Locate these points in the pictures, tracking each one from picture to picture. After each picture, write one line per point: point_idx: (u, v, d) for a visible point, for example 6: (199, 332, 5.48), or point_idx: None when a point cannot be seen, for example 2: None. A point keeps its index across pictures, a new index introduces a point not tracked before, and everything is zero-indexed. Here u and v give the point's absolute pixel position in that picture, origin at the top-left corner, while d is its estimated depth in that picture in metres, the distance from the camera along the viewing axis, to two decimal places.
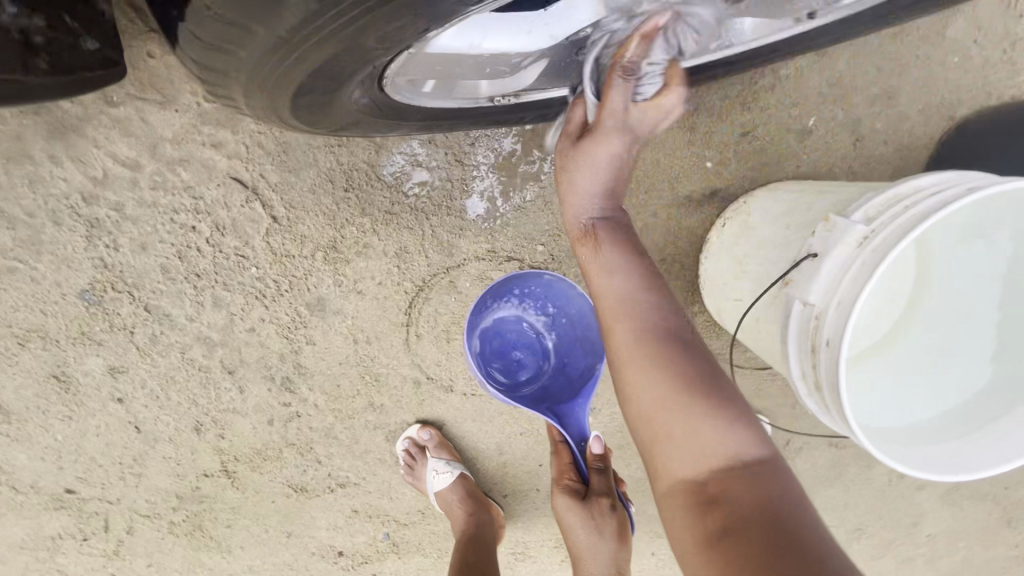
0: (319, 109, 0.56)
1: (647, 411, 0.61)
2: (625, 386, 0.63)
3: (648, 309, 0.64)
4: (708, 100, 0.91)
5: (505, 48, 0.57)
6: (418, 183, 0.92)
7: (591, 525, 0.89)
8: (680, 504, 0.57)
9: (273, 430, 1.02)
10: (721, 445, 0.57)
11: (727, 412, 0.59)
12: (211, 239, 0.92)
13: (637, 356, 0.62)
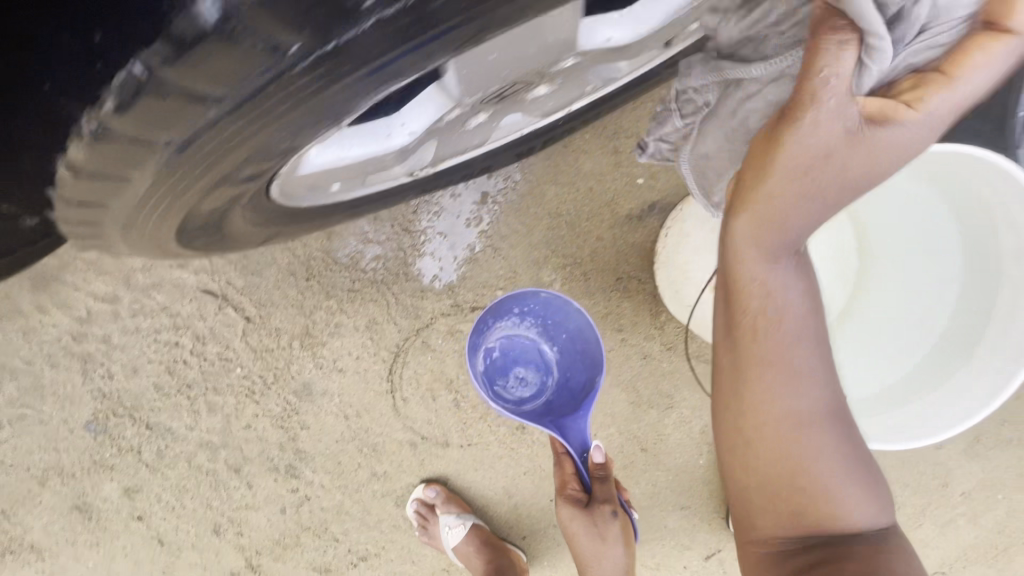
0: (236, 231, 0.61)
1: (768, 468, 0.56)
2: (748, 419, 0.56)
3: (805, 364, 0.54)
4: (626, 122, 0.95)
5: (377, 152, 0.55)
6: (374, 257, 0.97)
7: (597, 533, 0.89)
8: (777, 554, 0.58)
9: (287, 518, 1.05)
10: (843, 508, 0.55)
11: (848, 467, 0.56)
12: (195, 350, 0.98)
13: (779, 423, 0.55)
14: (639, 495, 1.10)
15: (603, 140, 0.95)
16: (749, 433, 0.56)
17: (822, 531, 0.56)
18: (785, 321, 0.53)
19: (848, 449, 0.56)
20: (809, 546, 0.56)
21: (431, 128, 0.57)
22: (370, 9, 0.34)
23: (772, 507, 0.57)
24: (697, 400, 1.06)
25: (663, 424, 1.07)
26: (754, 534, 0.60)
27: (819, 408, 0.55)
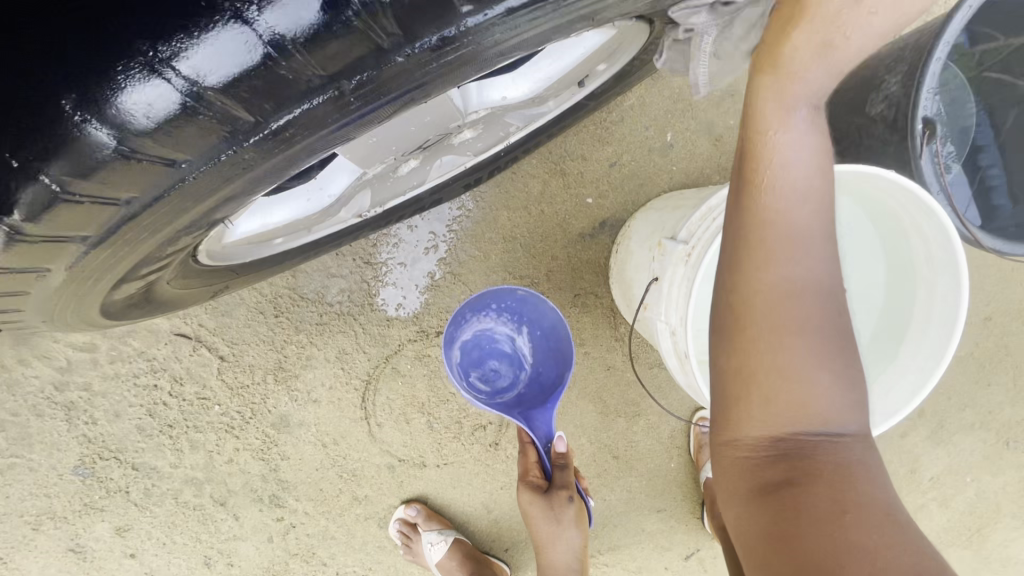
0: (178, 298, 0.64)
1: (752, 363, 0.49)
2: (750, 305, 0.49)
3: (810, 241, 0.48)
4: (571, 145, 0.99)
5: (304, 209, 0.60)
6: (339, 290, 1.01)
7: (555, 519, 0.93)
8: (747, 466, 0.51)
9: (275, 546, 1.09)
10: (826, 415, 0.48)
11: (835, 371, 0.48)
12: (173, 391, 1.02)
13: (769, 308, 0.48)
14: (615, 501, 1.13)
15: (550, 164, 0.99)
16: (742, 323, 0.49)
17: (802, 439, 0.49)
18: (798, 190, 0.47)
19: (847, 351, 0.49)
20: (783, 456, 0.49)
21: (355, 181, 0.61)
22: (188, 166, 0.42)
23: (749, 410, 0.50)
24: (664, 405, 1.09)
25: (633, 431, 1.10)
26: (726, 440, 0.52)
27: (826, 311, 0.48)
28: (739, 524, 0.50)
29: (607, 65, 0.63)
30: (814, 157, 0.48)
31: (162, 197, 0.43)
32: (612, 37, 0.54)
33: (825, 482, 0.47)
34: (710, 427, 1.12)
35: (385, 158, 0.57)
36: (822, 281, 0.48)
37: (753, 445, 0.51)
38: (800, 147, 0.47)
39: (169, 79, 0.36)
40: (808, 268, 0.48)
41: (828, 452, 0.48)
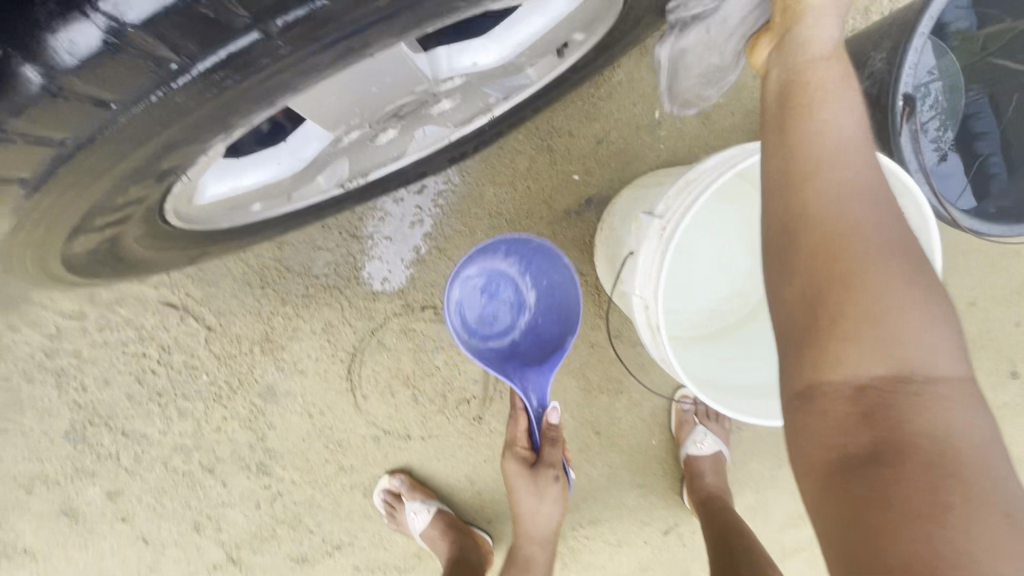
0: (151, 260, 0.64)
1: (821, 281, 0.49)
2: (806, 237, 0.51)
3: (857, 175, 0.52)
4: (558, 121, 0.99)
5: (276, 177, 0.60)
6: (325, 263, 1.02)
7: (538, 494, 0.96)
8: (840, 427, 0.47)
9: (262, 512, 1.11)
10: (912, 360, 0.46)
11: (916, 307, 0.47)
12: (161, 359, 1.03)
13: (838, 227, 0.49)
14: (596, 476, 1.15)
15: (537, 140, 0.99)
16: (804, 244, 0.50)
17: (887, 379, 0.46)
18: (844, 136, 0.53)
19: (924, 290, 0.47)
20: (867, 400, 0.46)
21: (329, 149, 0.62)
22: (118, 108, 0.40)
23: (828, 342, 0.48)
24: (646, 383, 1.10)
25: (615, 407, 1.11)
26: (806, 398, 0.49)
27: (890, 240, 0.49)
28: (834, 483, 0.46)
29: (584, 35, 0.62)
30: (852, 114, 0.54)
31: (95, 141, 0.42)
32: (582, 5, 0.53)
33: (922, 455, 0.43)
34: (691, 406, 1.14)
35: (357, 126, 0.57)
36: (882, 213, 0.50)
37: (841, 401, 0.47)
38: (838, 105, 0.54)
39: (93, 18, 0.34)
40: (864, 196, 0.51)
41: (922, 395, 0.45)
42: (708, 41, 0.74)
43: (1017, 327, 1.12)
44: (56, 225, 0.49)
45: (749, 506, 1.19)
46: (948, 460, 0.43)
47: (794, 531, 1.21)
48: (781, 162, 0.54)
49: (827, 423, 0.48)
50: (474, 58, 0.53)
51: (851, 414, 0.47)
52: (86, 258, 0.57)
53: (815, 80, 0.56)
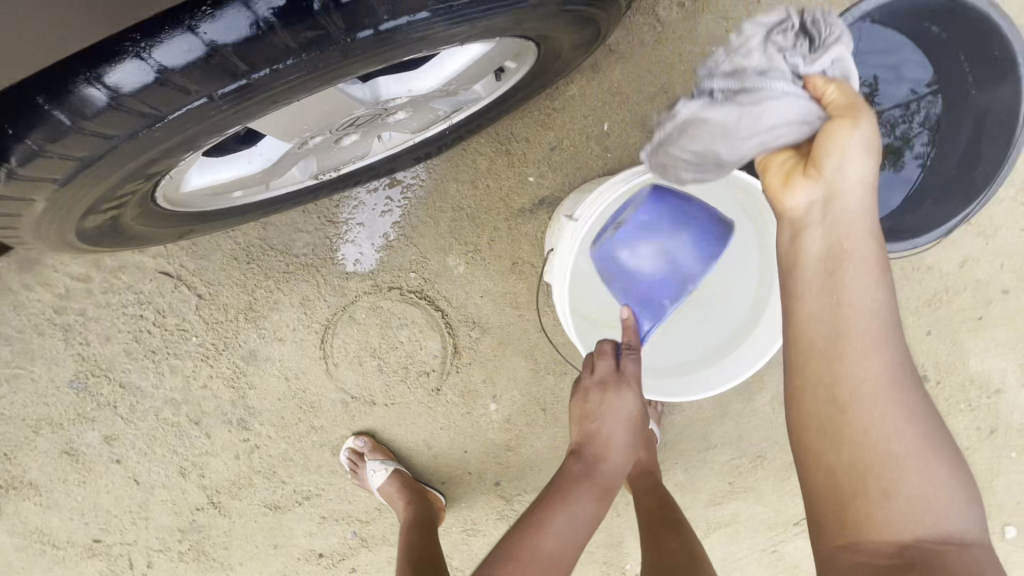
0: (148, 234, 0.76)
1: (867, 458, 0.62)
2: (843, 410, 0.63)
3: (887, 360, 0.63)
4: (518, 127, 1.10)
5: (255, 170, 0.73)
6: (305, 244, 1.14)
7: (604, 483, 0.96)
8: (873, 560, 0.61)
9: (241, 462, 1.25)
10: (931, 515, 0.61)
11: (933, 477, 0.62)
12: (157, 321, 1.17)
13: (866, 409, 0.63)
14: (541, 448, 1.28)
15: (497, 143, 1.10)
16: (853, 425, 0.63)
17: (916, 534, 0.61)
18: (876, 317, 0.63)
19: (940, 455, 0.62)
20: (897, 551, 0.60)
21: (293, 151, 0.73)
22: (120, 140, 0.53)
23: (865, 502, 0.62)
24: None
25: (560, 387, 1.24)
26: (845, 540, 0.63)
27: (910, 421, 0.62)
28: None
29: (516, 63, 0.75)
30: (881, 288, 0.63)
31: (105, 159, 0.54)
32: (497, 47, 0.66)
33: None
34: None
35: (323, 134, 0.69)
36: (908, 390, 0.63)
37: (874, 547, 0.61)
38: (874, 282, 0.63)
39: (98, 87, 0.48)
40: (888, 372, 0.63)
41: (943, 545, 0.60)
42: (728, 129, 0.69)
43: (927, 335, 1.24)
44: (58, 212, 0.61)
45: (678, 483, 1.32)
46: None
47: (718, 509, 1.34)
48: (830, 344, 0.64)
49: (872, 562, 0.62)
50: (409, 85, 0.65)
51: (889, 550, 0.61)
52: (90, 235, 0.69)
53: (849, 259, 0.64)
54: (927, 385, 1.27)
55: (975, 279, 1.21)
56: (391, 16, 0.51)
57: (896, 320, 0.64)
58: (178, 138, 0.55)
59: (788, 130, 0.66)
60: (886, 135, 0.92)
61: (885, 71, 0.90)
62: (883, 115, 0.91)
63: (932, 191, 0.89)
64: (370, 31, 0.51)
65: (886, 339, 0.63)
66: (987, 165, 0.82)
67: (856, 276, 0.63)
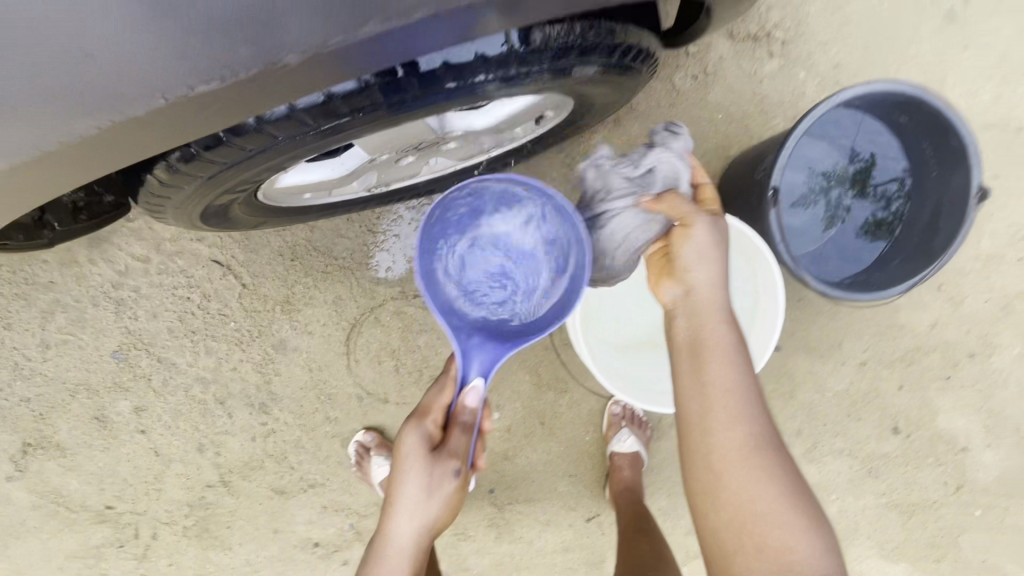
0: (233, 223, 0.89)
1: (742, 514, 0.71)
2: (717, 475, 0.73)
3: (746, 427, 0.73)
4: (545, 165, 1.25)
5: (328, 176, 0.87)
6: (345, 248, 1.27)
7: (429, 465, 0.82)
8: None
9: (256, 445, 1.34)
10: (805, 562, 0.68)
11: (799, 529, 0.70)
12: (201, 305, 1.28)
13: (734, 472, 0.72)
14: (536, 460, 1.37)
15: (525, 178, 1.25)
16: (724, 487, 0.72)
17: None
18: (734, 393, 0.75)
19: (805, 507, 0.71)
20: None
21: (366, 163, 0.87)
22: (282, 138, 0.65)
23: (746, 556, 0.70)
24: (586, 386, 1.34)
25: (558, 402, 1.35)
26: None
27: (775, 478, 0.71)
28: None
29: (554, 112, 0.91)
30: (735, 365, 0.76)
31: (264, 151, 0.66)
32: (543, 100, 0.82)
33: None
34: (621, 410, 1.35)
35: (387, 153, 0.84)
36: (771, 452, 0.73)
37: None
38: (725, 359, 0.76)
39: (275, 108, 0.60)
40: (748, 438, 0.73)
41: None
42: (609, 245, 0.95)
43: (899, 390, 1.35)
44: (185, 200, 0.74)
45: (661, 508, 1.40)
46: None
47: (697, 538, 1.41)
48: (700, 418, 0.75)
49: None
50: (472, 121, 0.80)
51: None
52: (195, 221, 0.82)
53: (709, 340, 0.77)
54: (898, 437, 1.37)
55: (943, 341, 1.33)
56: (486, 74, 0.64)
57: (752, 390, 0.76)
58: (323, 136, 0.67)
59: (640, 231, 0.90)
60: (880, 208, 1.08)
61: (884, 153, 1.06)
62: (878, 187, 1.08)
63: (902, 254, 1.04)
64: (471, 84, 0.65)
65: (744, 408, 0.74)
66: (944, 235, 0.95)
67: (713, 356, 0.76)
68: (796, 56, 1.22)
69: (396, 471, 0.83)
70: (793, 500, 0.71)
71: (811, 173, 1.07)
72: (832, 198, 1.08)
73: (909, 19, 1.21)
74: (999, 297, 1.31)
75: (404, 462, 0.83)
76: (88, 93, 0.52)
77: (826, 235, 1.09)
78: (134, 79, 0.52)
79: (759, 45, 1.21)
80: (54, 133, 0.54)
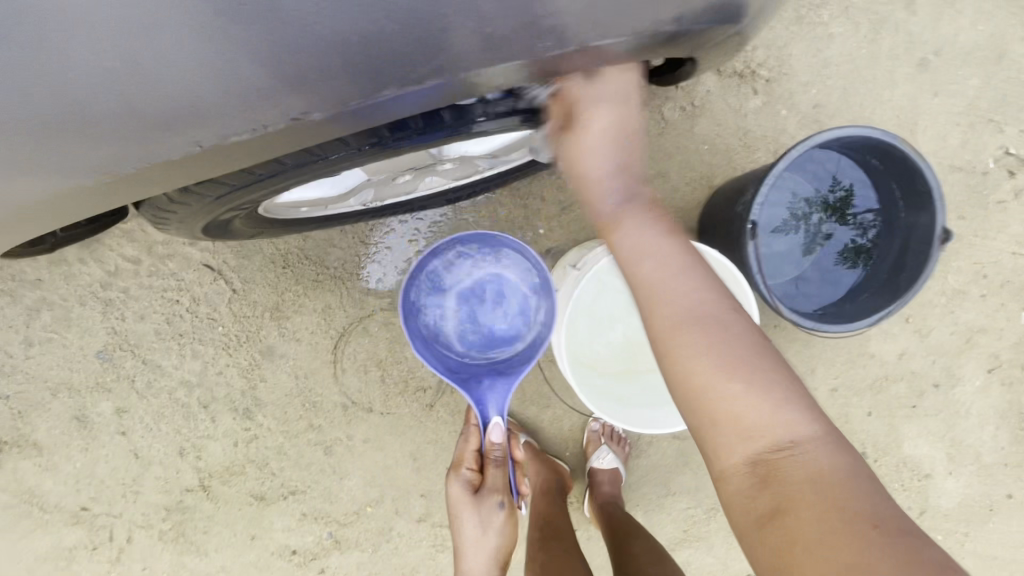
0: (232, 235, 0.91)
1: (696, 397, 0.69)
2: (668, 358, 0.72)
3: (678, 303, 0.73)
4: (536, 186, 1.29)
5: (327, 193, 0.89)
6: (337, 258, 1.29)
7: (477, 507, 1.02)
8: (737, 486, 0.67)
9: (238, 450, 1.34)
10: (770, 428, 0.65)
11: (759, 385, 0.67)
12: (190, 308, 1.29)
13: (676, 352, 0.71)
14: None
15: (517, 198, 1.29)
16: (676, 375, 0.71)
17: (763, 451, 0.65)
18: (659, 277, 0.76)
19: (762, 371, 0.68)
20: (754, 469, 0.66)
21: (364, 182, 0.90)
22: (288, 167, 0.67)
23: (717, 436, 0.68)
24: (568, 402, 1.37)
25: (541, 417, 1.37)
26: (718, 475, 0.69)
27: (719, 344, 0.70)
28: (758, 552, 0.64)
29: None
30: (656, 247, 0.79)
31: (273, 177, 0.69)
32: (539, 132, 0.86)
33: (806, 492, 0.62)
34: (600, 427, 1.39)
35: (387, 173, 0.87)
36: (718, 322, 0.71)
37: (738, 473, 0.67)
38: (647, 248, 0.79)
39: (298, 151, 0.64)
40: (685, 314, 0.72)
41: (789, 454, 0.64)
42: None
43: (868, 416, 1.41)
44: (190, 216, 0.76)
45: None
46: (825, 485, 0.62)
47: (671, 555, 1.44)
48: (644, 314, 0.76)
49: (736, 486, 0.67)
50: (471, 150, 0.84)
51: (743, 472, 0.66)
52: (195, 234, 0.84)
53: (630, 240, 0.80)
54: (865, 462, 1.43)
55: (910, 370, 1.39)
56: (485, 116, 0.68)
57: (676, 268, 0.77)
58: (328, 165, 0.70)
59: None
60: (859, 236, 1.13)
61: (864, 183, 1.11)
62: (858, 216, 1.13)
63: (871, 287, 1.10)
64: (474, 123, 0.68)
65: (677, 285, 0.75)
66: (909, 273, 1.01)
67: (635, 252, 0.80)
68: (779, 93, 1.28)
69: (454, 517, 1.03)
70: (744, 358, 0.69)
71: (791, 201, 1.13)
72: (811, 225, 1.14)
73: (886, 65, 1.28)
74: (964, 330, 1.38)
75: (459, 510, 1.02)
76: (125, 142, 0.55)
77: (810, 262, 1.14)
78: (167, 132, 0.55)
79: (744, 81, 1.27)
80: (89, 172, 0.58)
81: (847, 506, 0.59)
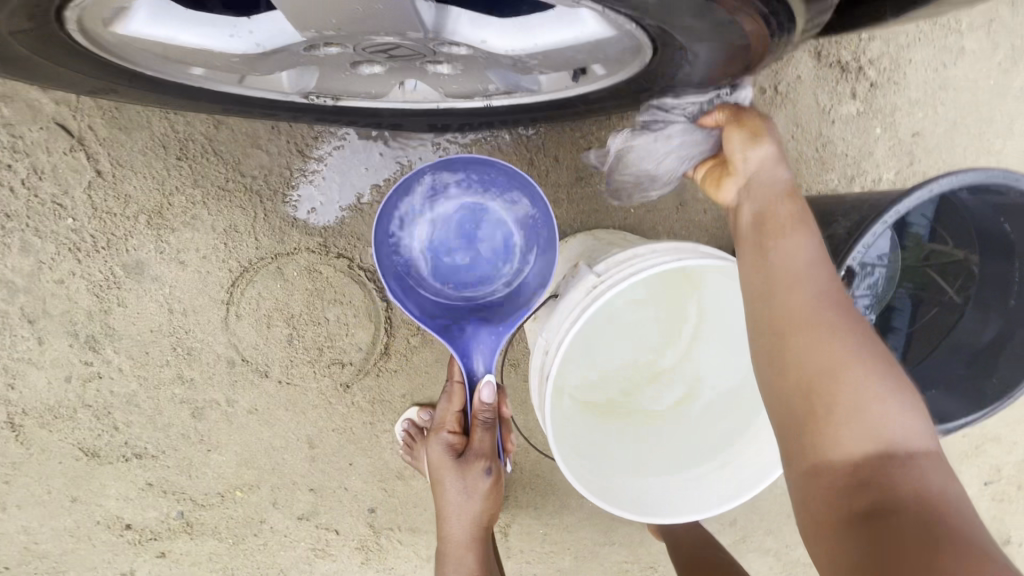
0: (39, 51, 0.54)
1: (803, 380, 0.54)
2: (785, 331, 0.57)
3: (813, 281, 0.58)
4: (552, 141, 0.96)
5: (219, 47, 0.60)
6: (258, 164, 0.93)
7: (458, 476, 0.75)
8: (829, 491, 0.53)
9: (69, 388, 0.99)
10: (889, 432, 0.52)
11: (880, 385, 0.54)
12: (27, 182, 0.89)
13: (799, 325, 0.56)
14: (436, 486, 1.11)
15: (522, 151, 0.96)
16: (793, 350, 0.56)
17: (873, 455, 0.52)
18: (806, 253, 0.60)
19: (884, 363, 0.55)
20: (856, 474, 0.52)
21: (300, 50, 0.61)
22: None
23: (816, 427, 0.54)
24: (516, 421, 1.10)
25: None
26: (807, 474, 0.54)
27: (851, 336, 0.56)
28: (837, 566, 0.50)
29: (604, 71, 0.64)
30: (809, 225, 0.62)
31: None
32: (609, 40, 0.57)
33: (916, 506, 0.49)
34: None
35: (369, 48, 0.59)
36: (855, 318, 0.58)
37: (837, 474, 0.53)
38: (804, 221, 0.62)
39: None
40: (820, 296, 0.57)
41: (900, 463, 0.52)
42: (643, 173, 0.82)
43: None
44: None
45: (561, 569, 1.20)
46: (941, 507, 0.50)
47: None
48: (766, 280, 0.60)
49: (828, 484, 0.53)
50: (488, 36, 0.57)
51: (839, 474, 0.52)
52: None
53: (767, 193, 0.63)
54: None
55: None
56: None
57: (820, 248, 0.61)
58: None
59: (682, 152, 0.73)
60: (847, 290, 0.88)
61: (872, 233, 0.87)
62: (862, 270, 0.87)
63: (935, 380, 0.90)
64: None
65: (819, 265, 0.59)
66: (1000, 380, 0.83)
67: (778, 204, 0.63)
68: (879, 105, 1.00)
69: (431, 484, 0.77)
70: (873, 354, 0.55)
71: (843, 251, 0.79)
72: None
73: (1008, 106, 1.02)
74: (975, 433, 1.21)
75: (437, 477, 0.76)
76: None
77: None
78: None
79: (845, 78, 0.98)
80: None
81: (958, 525, 0.48)
